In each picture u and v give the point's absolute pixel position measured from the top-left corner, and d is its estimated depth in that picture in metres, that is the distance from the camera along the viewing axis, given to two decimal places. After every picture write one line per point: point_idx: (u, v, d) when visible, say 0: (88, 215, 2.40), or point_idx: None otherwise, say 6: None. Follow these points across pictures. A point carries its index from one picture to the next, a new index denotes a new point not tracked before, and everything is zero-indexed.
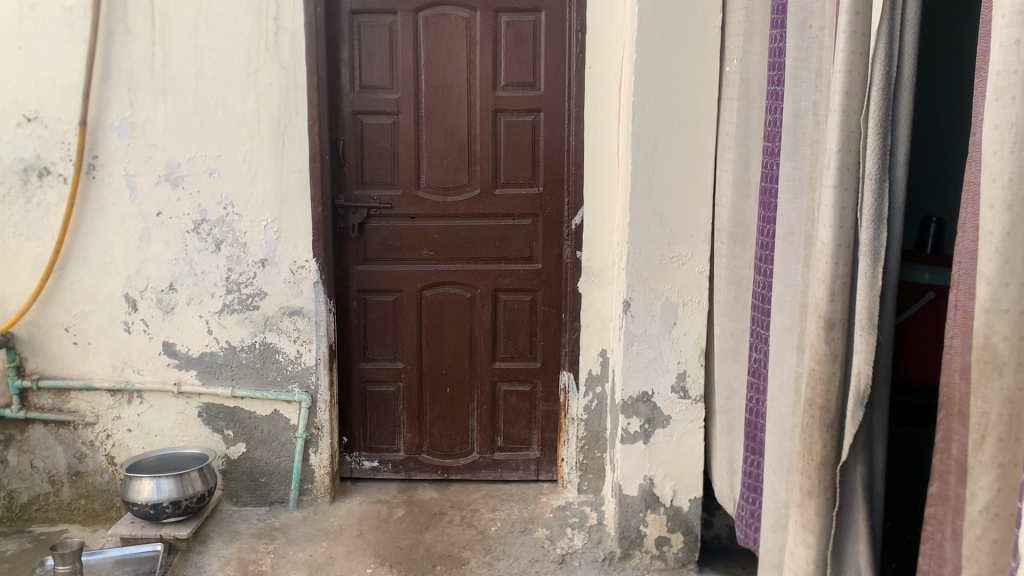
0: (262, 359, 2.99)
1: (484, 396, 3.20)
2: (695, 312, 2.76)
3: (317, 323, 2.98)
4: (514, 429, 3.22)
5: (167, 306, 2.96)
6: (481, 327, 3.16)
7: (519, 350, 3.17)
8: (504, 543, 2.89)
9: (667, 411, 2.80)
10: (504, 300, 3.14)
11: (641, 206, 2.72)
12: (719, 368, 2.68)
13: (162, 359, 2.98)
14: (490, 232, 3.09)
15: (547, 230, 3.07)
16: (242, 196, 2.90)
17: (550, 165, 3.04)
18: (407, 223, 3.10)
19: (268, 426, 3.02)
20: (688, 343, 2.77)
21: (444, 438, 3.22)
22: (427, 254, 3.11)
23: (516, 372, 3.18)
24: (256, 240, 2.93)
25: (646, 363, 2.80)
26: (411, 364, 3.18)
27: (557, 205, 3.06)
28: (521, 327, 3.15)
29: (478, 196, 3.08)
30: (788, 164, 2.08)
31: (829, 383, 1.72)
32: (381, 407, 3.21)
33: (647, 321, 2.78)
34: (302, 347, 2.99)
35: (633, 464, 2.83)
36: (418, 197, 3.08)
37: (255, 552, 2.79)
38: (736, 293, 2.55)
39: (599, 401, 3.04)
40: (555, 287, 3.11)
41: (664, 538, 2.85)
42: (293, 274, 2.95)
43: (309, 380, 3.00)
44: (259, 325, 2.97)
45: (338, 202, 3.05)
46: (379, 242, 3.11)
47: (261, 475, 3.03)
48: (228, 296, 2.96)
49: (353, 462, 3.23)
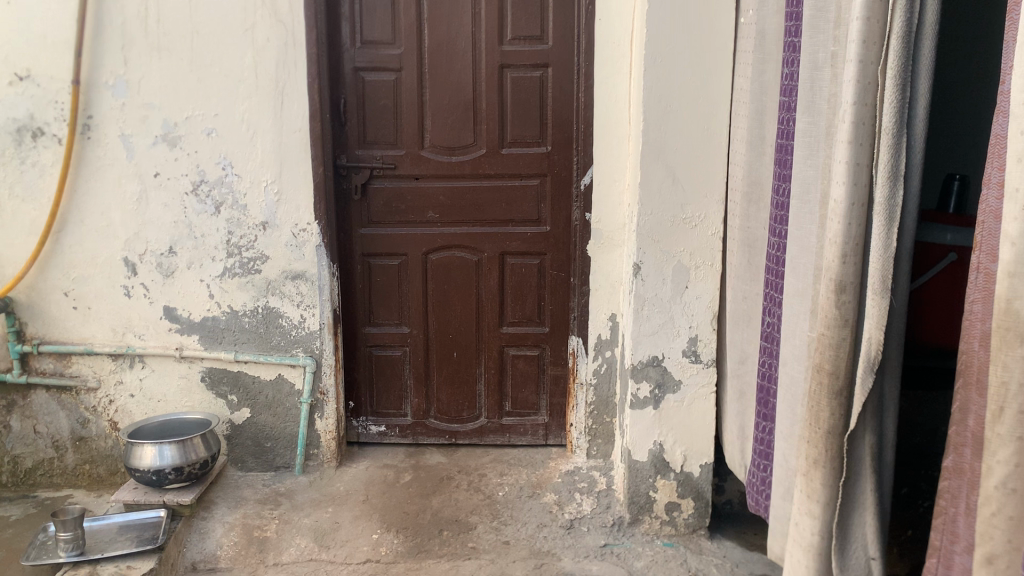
0: (264, 324, 2.94)
1: (491, 360, 3.14)
2: (706, 276, 2.68)
3: (320, 287, 2.92)
4: (523, 394, 3.16)
5: (167, 269, 2.91)
6: (488, 291, 3.08)
7: (527, 314, 3.09)
8: (512, 508, 2.86)
9: (677, 375, 2.73)
10: (511, 264, 3.06)
11: (652, 164, 2.63)
12: (731, 332, 2.61)
13: (163, 323, 2.94)
14: (497, 193, 3.01)
15: (555, 191, 2.98)
16: (242, 157, 2.83)
17: (558, 123, 2.94)
18: (411, 184, 3.02)
19: (272, 391, 2.98)
20: (700, 306, 2.69)
21: (452, 402, 3.17)
22: (432, 217, 3.04)
23: (524, 337, 3.11)
24: (256, 203, 2.86)
25: (656, 327, 2.73)
26: (416, 329, 3.12)
27: (565, 165, 2.96)
28: (529, 291, 3.08)
29: (484, 156, 2.99)
30: (803, 119, 1.99)
31: (840, 349, 1.62)
32: (388, 371, 3.15)
33: (658, 284, 2.70)
34: (305, 311, 2.93)
35: (643, 429, 2.78)
36: (422, 157, 3.00)
37: (260, 518, 2.77)
38: (749, 255, 2.47)
39: (609, 365, 2.96)
40: (563, 250, 3.02)
41: (674, 504, 2.81)
42: (295, 237, 2.88)
43: (313, 345, 2.95)
44: (261, 289, 2.92)
45: (339, 162, 2.98)
46: (382, 204, 3.03)
47: (266, 440, 3.00)
48: (229, 260, 2.90)
49: (359, 426, 3.19)
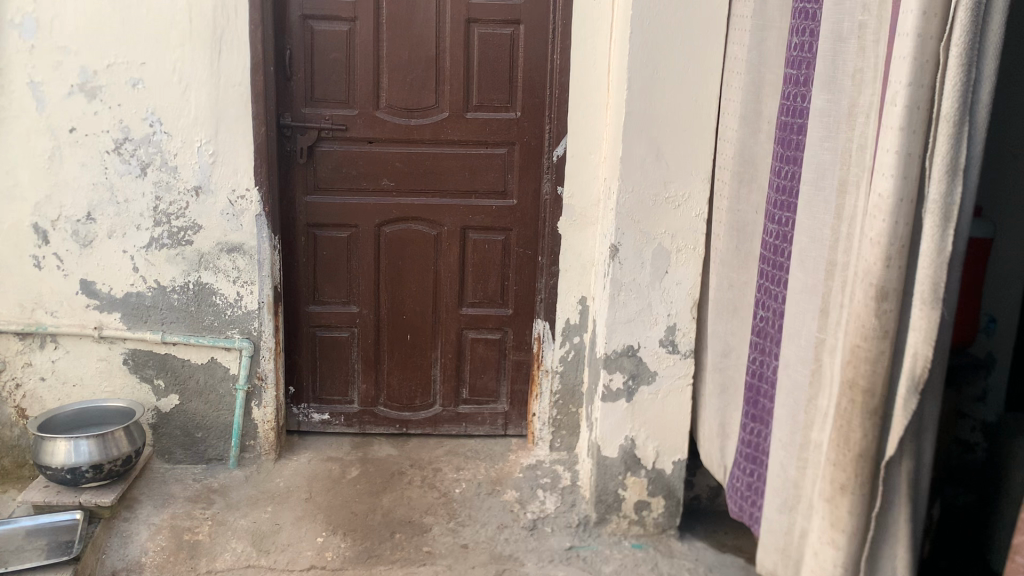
0: (196, 301, 2.63)
1: (449, 344, 2.88)
2: (688, 259, 2.46)
3: (260, 261, 2.62)
4: (482, 380, 2.92)
5: (84, 238, 2.56)
6: (447, 268, 2.82)
7: (489, 294, 2.85)
8: (470, 507, 2.63)
9: (653, 367, 2.52)
10: (473, 240, 2.80)
11: (635, 137, 2.39)
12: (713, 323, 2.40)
13: (79, 299, 2.60)
14: (459, 162, 2.74)
15: (524, 161, 2.73)
16: (173, 112, 2.50)
17: (528, 87, 2.68)
18: (365, 149, 2.73)
19: (204, 376, 2.68)
20: (680, 294, 2.48)
21: (404, 389, 2.92)
22: (387, 185, 2.75)
23: (484, 319, 2.86)
24: (188, 165, 2.54)
25: (632, 314, 2.50)
26: (367, 309, 2.85)
27: (536, 133, 2.71)
28: (492, 269, 2.83)
29: (445, 121, 2.71)
30: (821, 97, 1.77)
31: (877, 364, 1.41)
32: (334, 354, 2.88)
33: (635, 268, 2.47)
34: (242, 288, 2.63)
35: (614, 425, 2.56)
36: (377, 119, 2.71)
37: (190, 519, 2.49)
38: (739, 240, 2.26)
39: (577, 353, 2.75)
40: (531, 226, 2.78)
41: (643, 502, 2.61)
42: (232, 205, 2.58)
43: (251, 326, 2.66)
44: (192, 262, 2.61)
45: (282, 121, 2.66)
46: (331, 169, 2.73)
47: (196, 430, 2.71)
48: (156, 229, 2.58)
49: (300, 414, 2.91)
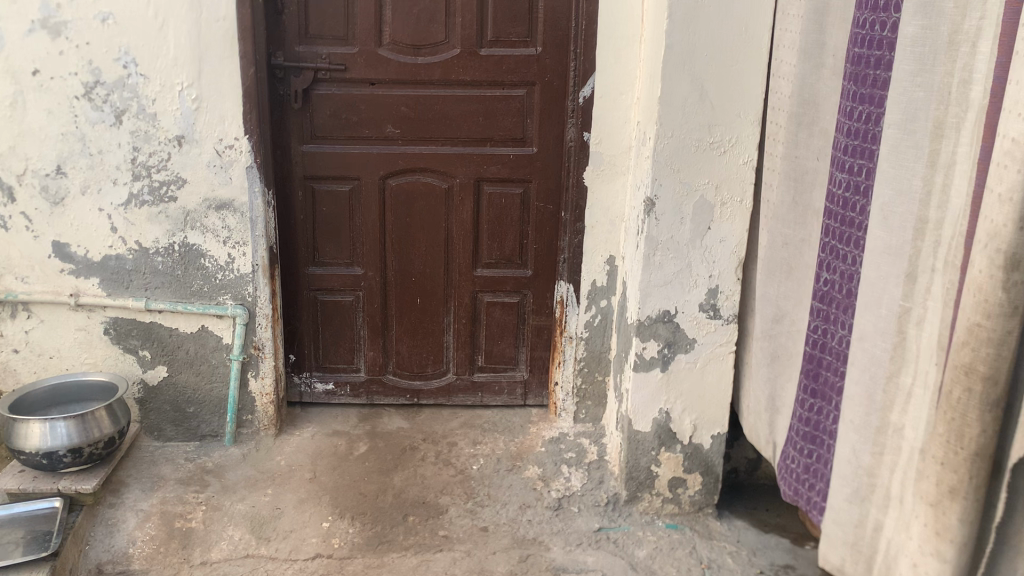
0: (183, 265, 2.38)
1: (462, 308, 2.63)
2: (732, 214, 2.23)
3: (253, 219, 2.36)
4: (498, 347, 2.67)
5: (55, 195, 2.29)
6: (459, 225, 2.56)
7: (506, 254, 2.59)
8: (488, 485, 2.39)
9: (692, 334, 2.29)
10: (488, 193, 2.54)
11: (677, 75, 2.13)
12: (758, 287, 2.23)
13: (52, 264, 2.34)
14: (472, 105, 2.46)
15: (544, 104, 2.45)
16: (149, 52, 2.22)
17: (549, 20, 2.39)
18: (366, 92, 2.45)
19: (195, 346, 2.43)
20: (724, 252, 2.25)
21: (415, 356, 2.67)
22: (392, 132, 2.48)
23: (501, 282, 2.61)
24: (168, 112, 2.26)
25: (670, 275, 2.26)
26: (372, 271, 2.59)
27: (558, 72, 2.43)
28: (509, 225, 2.57)
29: (456, 59, 2.42)
30: (913, 21, 1.50)
31: (1002, 347, 1.18)
32: (337, 320, 2.63)
33: (673, 225, 2.23)
34: (234, 249, 2.38)
35: (647, 397, 2.33)
36: (380, 58, 2.42)
37: (183, 504, 2.26)
38: (795, 192, 2.06)
39: (604, 317, 2.52)
40: (552, 177, 2.52)
41: (678, 480, 2.38)
42: (220, 156, 2.30)
43: (245, 291, 2.41)
44: (177, 221, 2.34)
45: (274, 61, 2.37)
46: (329, 116, 2.46)
47: (188, 404, 2.47)
48: (134, 184, 2.31)
49: (302, 385, 2.67)
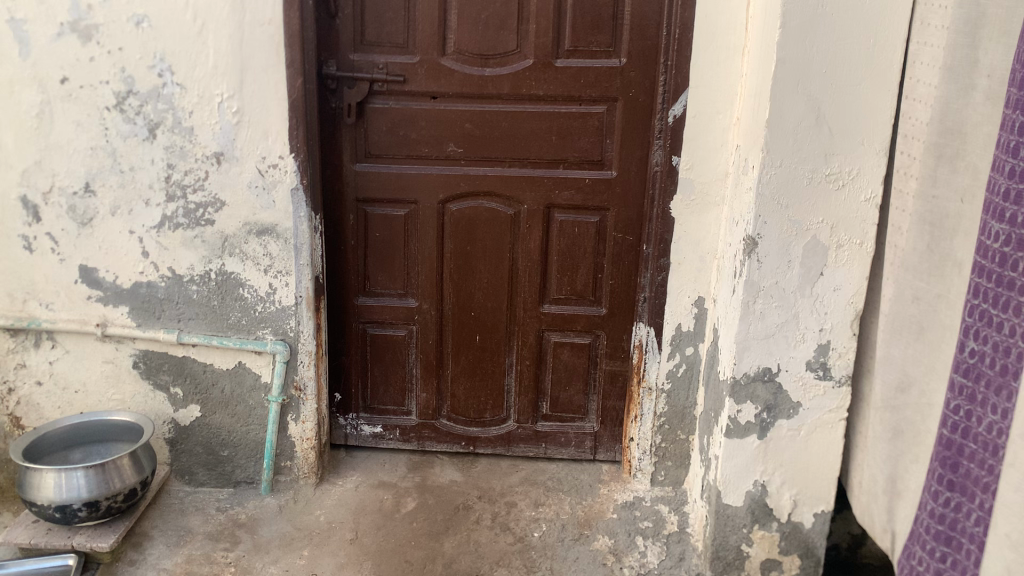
0: (219, 294, 2.14)
1: (526, 349, 2.34)
2: (850, 258, 1.89)
3: (296, 247, 2.12)
4: (566, 394, 2.37)
5: (83, 216, 2.08)
6: (526, 256, 2.28)
7: (578, 289, 2.29)
8: (551, 558, 2.09)
9: (797, 397, 1.99)
10: (559, 221, 2.25)
11: (788, 94, 1.82)
12: (880, 347, 1.89)
13: (79, 290, 2.13)
14: (545, 123, 2.18)
15: (627, 123, 2.15)
16: (186, 59, 1.99)
17: (636, 27, 2.08)
18: (427, 106, 2.19)
19: (230, 384, 2.20)
20: (838, 303, 1.92)
21: (472, 401, 2.39)
22: (455, 151, 2.21)
23: (571, 320, 2.31)
24: (206, 126, 2.04)
25: (772, 328, 1.95)
26: (428, 304, 2.32)
27: (645, 86, 2.12)
28: (583, 258, 2.27)
29: (528, 69, 2.14)
30: None
31: None
32: (388, 357, 2.37)
33: (779, 269, 1.92)
34: (275, 280, 2.13)
35: (740, 467, 2.04)
36: (442, 69, 2.15)
37: (209, 565, 2.02)
38: (930, 237, 1.74)
39: (689, 367, 2.20)
40: (633, 205, 2.21)
41: (772, 562, 2.08)
42: (262, 176, 2.07)
43: (286, 326, 2.16)
44: (214, 247, 2.11)
45: (326, 70, 2.14)
46: (386, 132, 2.21)
47: (222, 448, 2.24)
48: (169, 205, 2.09)
49: (348, 426, 2.42)
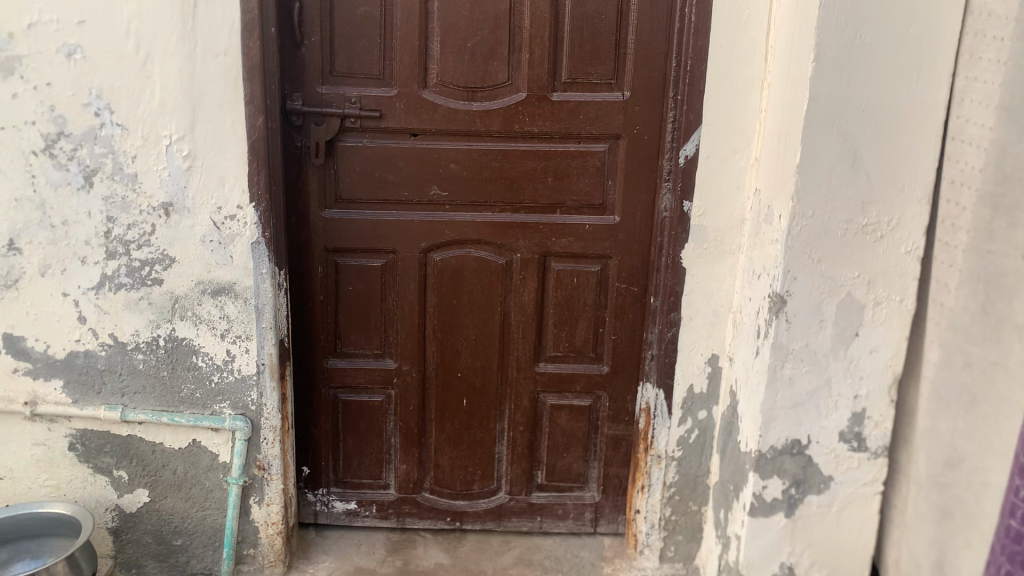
0: (169, 363, 1.87)
1: (519, 413, 2.09)
2: (888, 316, 1.69)
3: (258, 309, 1.86)
4: (563, 461, 2.13)
5: (7, 277, 1.79)
6: (519, 311, 2.04)
7: (576, 345, 2.06)
8: None
9: (828, 470, 1.78)
10: (556, 271, 2.01)
11: (824, 134, 1.60)
12: (922, 417, 1.69)
13: (4, 362, 1.83)
14: (539, 163, 1.95)
15: (631, 163, 1.93)
16: (128, 95, 1.72)
17: (640, 57, 1.87)
18: (406, 145, 1.94)
19: (183, 465, 1.92)
20: (874, 366, 1.72)
21: (459, 471, 2.14)
22: (438, 195, 1.97)
23: (570, 381, 2.07)
24: (152, 173, 1.77)
25: (802, 396, 1.73)
26: (408, 365, 2.07)
27: (652, 121, 1.90)
28: (582, 312, 2.03)
29: (520, 104, 1.91)
30: None
31: None
32: (363, 425, 2.11)
33: (810, 330, 1.70)
34: (234, 346, 1.87)
35: (765, 550, 1.82)
36: (424, 104, 1.91)
37: None
38: (984, 297, 1.55)
39: (702, 433, 1.98)
40: (638, 253, 1.99)
41: None
42: (218, 229, 1.81)
43: (247, 398, 1.90)
44: (162, 310, 1.84)
45: (291, 105, 1.88)
46: (359, 174, 1.96)
47: (175, 536, 1.96)
48: (108, 263, 1.81)
49: (318, 503, 2.16)
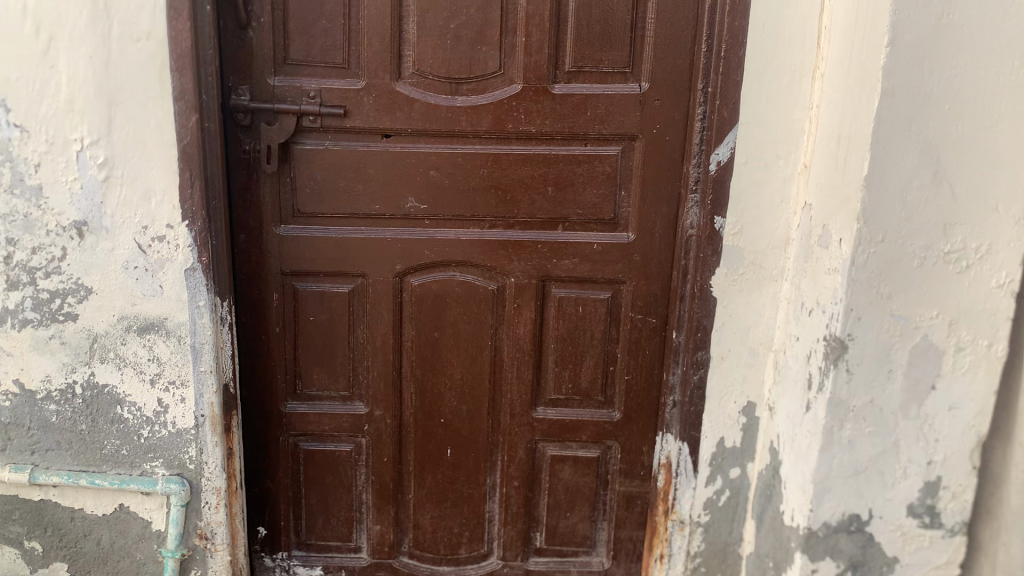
0: (89, 415, 1.54)
1: (514, 466, 1.76)
2: (974, 365, 1.34)
3: (195, 349, 1.53)
4: (566, 522, 1.80)
5: None
6: (513, 346, 1.70)
7: (582, 388, 1.72)
8: None
9: (892, 551, 1.44)
10: (557, 298, 1.67)
11: (898, 139, 1.26)
12: (1015, 491, 1.35)
13: None
14: (537, 170, 1.61)
15: (649, 170, 1.59)
16: (27, 89, 1.39)
17: (661, 42, 1.53)
18: (376, 148, 1.60)
19: (109, 534, 1.60)
20: (954, 426, 1.37)
21: (443, 532, 1.81)
22: (415, 208, 1.63)
23: (574, 429, 1.74)
24: (60, 184, 1.43)
25: (863, 463, 1.41)
26: (381, 410, 1.74)
27: (675, 120, 1.56)
28: (589, 348, 1.70)
29: (515, 98, 1.57)
30: None
31: None
32: (329, 479, 1.78)
33: (875, 383, 1.37)
34: (167, 394, 1.54)
35: None
36: (397, 98, 1.57)
37: None
38: None
39: (734, 495, 1.65)
40: (657, 278, 1.65)
41: None
42: (144, 254, 1.48)
43: (184, 455, 1.58)
44: (78, 352, 1.51)
45: (236, 101, 1.55)
46: (321, 184, 1.62)
47: None
48: (10, 295, 1.47)
49: (277, 569, 1.83)
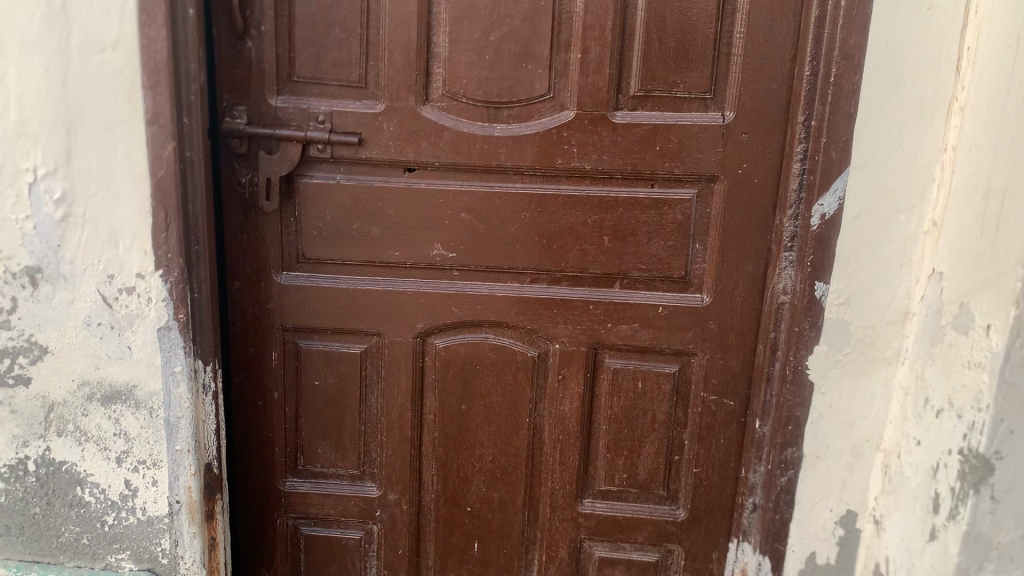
0: (44, 497, 1.28)
1: (554, 567, 1.46)
2: None
3: (169, 424, 1.26)
4: None
5: None
6: (556, 426, 1.40)
7: (639, 480, 1.41)
8: None
9: None
10: (612, 370, 1.37)
11: None
12: None
13: None
14: (592, 215, 1.31)
15: (732, 220, 1.28)
16: None
17: (752, 62, 1.22)
18: (396, 184, 1.32)
19: None
20: None
21: None
22: (441, 257, 1.35)
23: (629, 528, 1.43)
24: (8, 224, 1.17)
25: None
26: (397, 495, 1.45)
27: (766, 159, 1.25)
28: (650, 432, 1.39)
29: (567, 128, 1.27)
30: None
31: None
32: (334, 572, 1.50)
33: None
34: (135, 476, 1.28)
35: None
36: (423, 125, 1.29)
37: None
38: None
39: None
40: (736, 352, 1.33)
41: None
42: (109, 310, 1.22)
43: (155, 548, 1.31)
44: (31, 422, 1.25)
45: (229, 124, 1.28)
46: (329, 225, 1.34)
47: None
48: None
49: None
